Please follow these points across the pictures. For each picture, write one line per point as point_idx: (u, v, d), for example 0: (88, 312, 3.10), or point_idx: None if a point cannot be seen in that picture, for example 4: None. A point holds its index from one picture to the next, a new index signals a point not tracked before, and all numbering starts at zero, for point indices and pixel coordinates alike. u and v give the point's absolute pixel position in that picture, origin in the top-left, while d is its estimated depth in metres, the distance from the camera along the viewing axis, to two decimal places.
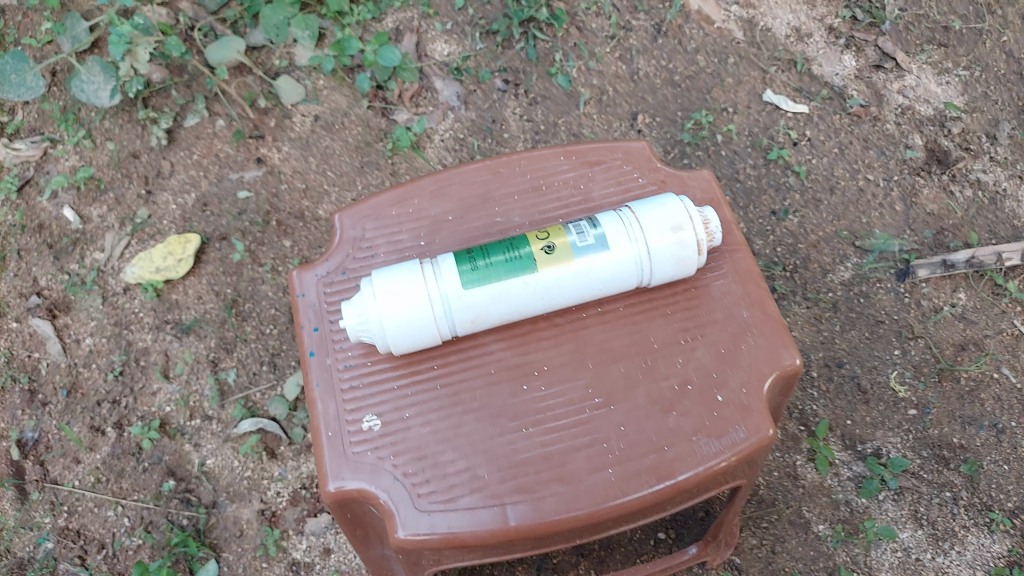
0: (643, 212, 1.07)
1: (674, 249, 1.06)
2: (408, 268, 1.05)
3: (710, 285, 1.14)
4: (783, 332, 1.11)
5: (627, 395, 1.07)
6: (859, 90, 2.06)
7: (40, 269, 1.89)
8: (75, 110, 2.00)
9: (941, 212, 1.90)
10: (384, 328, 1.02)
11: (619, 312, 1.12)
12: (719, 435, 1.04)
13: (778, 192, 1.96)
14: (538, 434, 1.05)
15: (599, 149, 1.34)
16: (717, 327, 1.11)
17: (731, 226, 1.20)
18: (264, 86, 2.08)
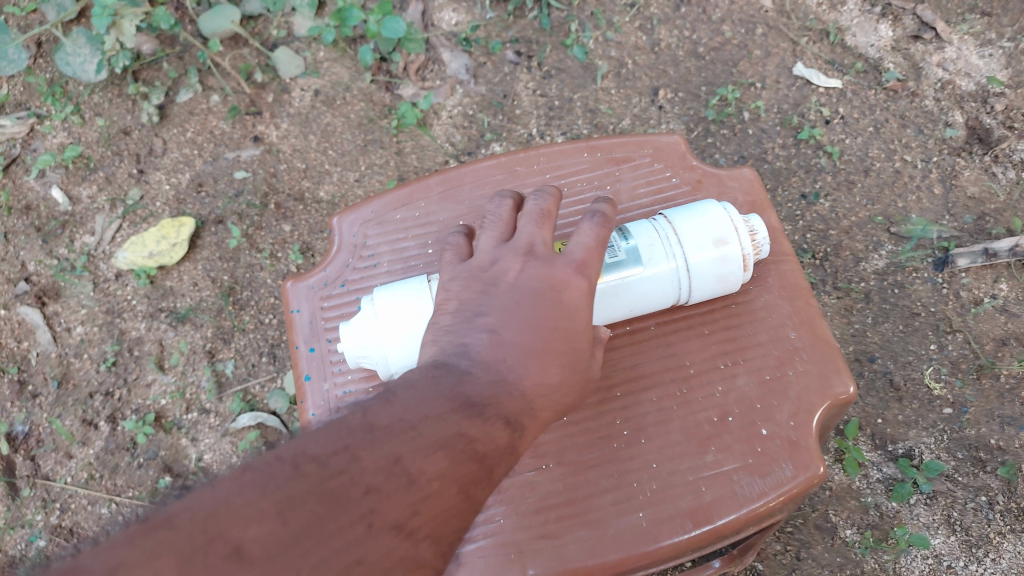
0: (682, 223, 1.02)
1: (716, 265, 1.01)
2: (417, 283, 1.04)
3: (754, 301, 1.10)
4: (834, 358, 1.07)
5: (660, 429, 1.02)
6: (896, 63, 1.92)
7: (28, 254, 1.83)
8: (62, 83, 1.93)
9: (983, 195, 1.75)
10: (384, 349, 1.00)
11: (651, 330, 1.08)
12: (763, 474, 0.99)
13: (809, 174, 1.85)
14: (560, 470, 1.00)
15: (626, 145, 1.29)
16: (761, 350, 1.07)
17: (780, 235, 1.16)
18: (260, 59, 1.98)
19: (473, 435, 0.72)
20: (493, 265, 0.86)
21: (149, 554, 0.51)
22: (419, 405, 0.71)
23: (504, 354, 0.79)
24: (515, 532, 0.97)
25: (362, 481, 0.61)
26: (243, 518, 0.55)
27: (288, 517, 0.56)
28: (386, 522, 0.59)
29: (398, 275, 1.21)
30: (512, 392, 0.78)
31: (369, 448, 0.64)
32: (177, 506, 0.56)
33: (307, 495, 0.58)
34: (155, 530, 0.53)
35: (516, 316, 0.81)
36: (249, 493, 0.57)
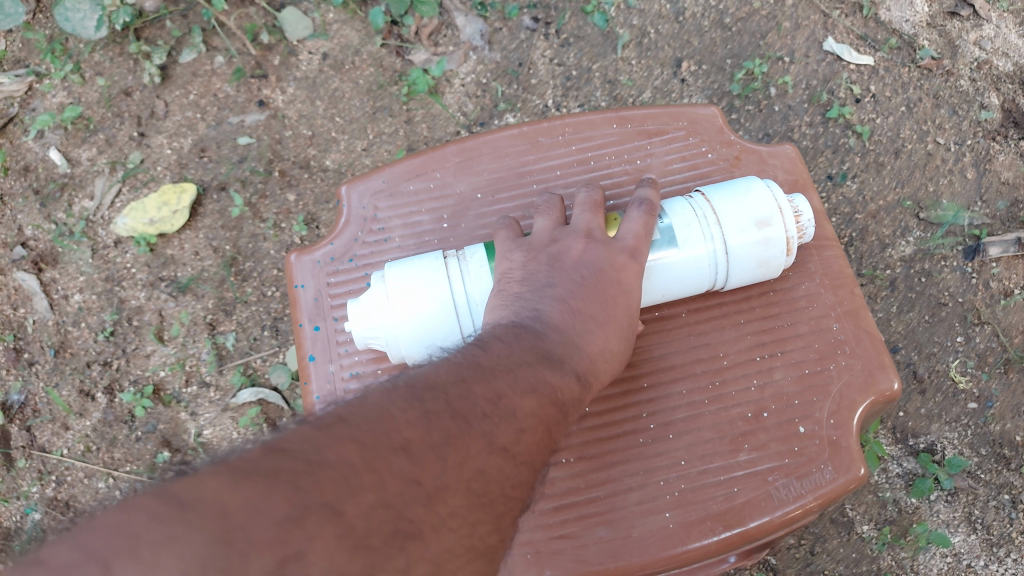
0: (722, 204, 1.00)
1: (755, 248, 0.98)
2: (431, 261, 1.00)
3: (795, 290, 1.09)
4: (879, 353, 1.06)
5: (688, 426, 1.02)
6: (931, 40, 1.82)
7: (26, 217, 1.78)
8: (62, 40, 1.86)
9: (1017, 180, 1.70)
10: (393, 334, 0.96)
11: (682, 318, 1.07)
12: (800, 476, 1.00)
13: (836, 154, 1.77)
14: (579, 464, 1.01)
15: (659, 117, 1.22)
16: (801, 343, 1.06)
17: (822, 219, 1.14)
18: (267, 19, 1.89)
19: (556, 386, 0.81)
20: (556, 243, 0.95)
21: (337, 438, 0.63)
22: (511, 355, 0.80)
23: (578, 319, 0.87)
24: (532, 532, 0.99)
25: (479, 409, 0.72)
26: (400, 423, 0.67)
27: (432, 427, 0.68)
28: (497, 445, 0.72)
29: (410, 251, 1.16)
30: (582, 354, 0.86)
31: (479, 383, 0.75)
32: (342, 409, 0.68)
33: (442, 415, 0.70)
34: (336, 424, 0.65)
35: (583, 289, 0.89)
36: (398, 404, 0.69)
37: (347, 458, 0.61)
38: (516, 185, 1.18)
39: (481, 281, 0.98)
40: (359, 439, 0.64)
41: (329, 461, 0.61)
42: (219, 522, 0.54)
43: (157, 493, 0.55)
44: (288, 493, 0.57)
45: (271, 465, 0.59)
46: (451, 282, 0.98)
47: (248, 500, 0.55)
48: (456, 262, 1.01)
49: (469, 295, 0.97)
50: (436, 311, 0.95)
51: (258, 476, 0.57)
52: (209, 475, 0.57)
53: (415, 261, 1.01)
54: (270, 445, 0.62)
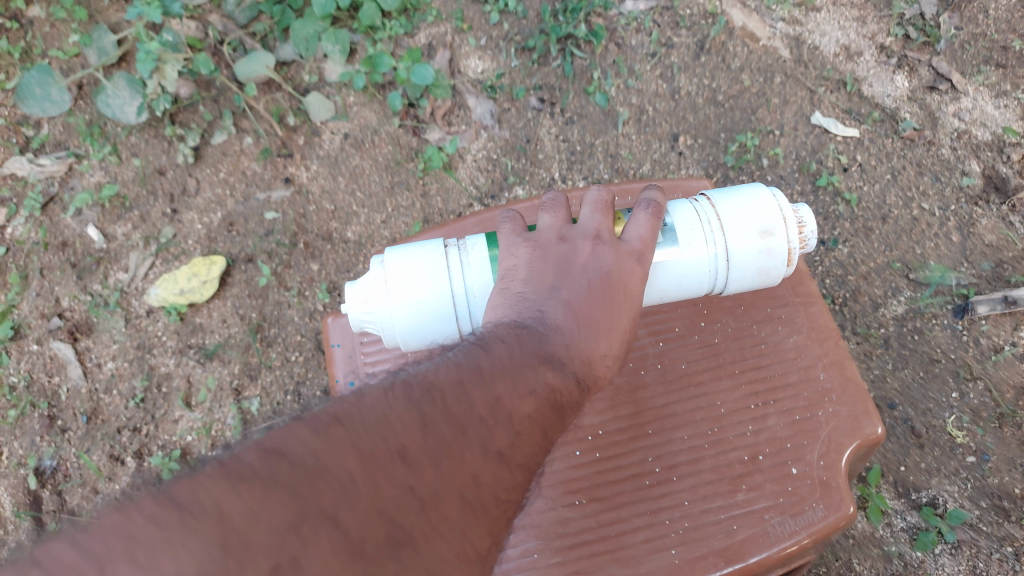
0: (730, 213, 1.08)
1: (755, 257, 1.07)
2: (428, 250, 1.06)
3: (785, 342, 1.22)
4: (863, 401, 1.17)
5: (691, 467, 1.12)
6: (913, 112, 1.97)
7: (63, 289, 1.89)
8: (100, 123, 2.00)
9: (1000, 242, 1.80)
10: (390, 316, 1.03)
11: (683, 369, 1.20)
12: (795, 514, 1.07)
13: (826, 221, 1.88)
14: (590, 506, 1.09)
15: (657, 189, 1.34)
16: (792, 391, 1.18)
17: (807, 280, 1.28)
18: (292, 102, 2.03)
19: (556, 388, 0.83)
20: (566, 244, 0.96)
21: (336, 445, 0.67)
22: (513, 358, 0.82)
23: (584, 321, 0.89)
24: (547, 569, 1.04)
25: (476, 414, 0.76)
26: (396, 429, 0.71)
27: (428, 433, 0.72)
28: (491, 450, 0.76)
29: None
30: (584, 356, 0.87)
31: (478, 386, 0.78)
32: (341, 408, 0.71)
33: (438, 421, 0.73)
34: (333, 427, 0.68)
35: (592, 291, 0.91)
36: (396, 409, 0.72)
37: (343, 466, 0.66)
38: None
39: (475, 269, 1.04)
40: (356, 446, 0.68)
41: (326, 467, 0.65)
42: (219, 526, 0.59)
43: (159, 491, 0.60)
44: (287, 501, 0.62)
45: (269, 469, 0.64)
46: (449, 268, 1.04)
47: (247, 506, 0.61)
48: (456, 249, 1.07)
49: (467, 281, 1.04)
50: (431, 295, 1.02)
51: (258, 483, 0.62)
52: (210, 477, 0.62)
53: (420, 249, 1.06)
54: (267, 447, 0.66)
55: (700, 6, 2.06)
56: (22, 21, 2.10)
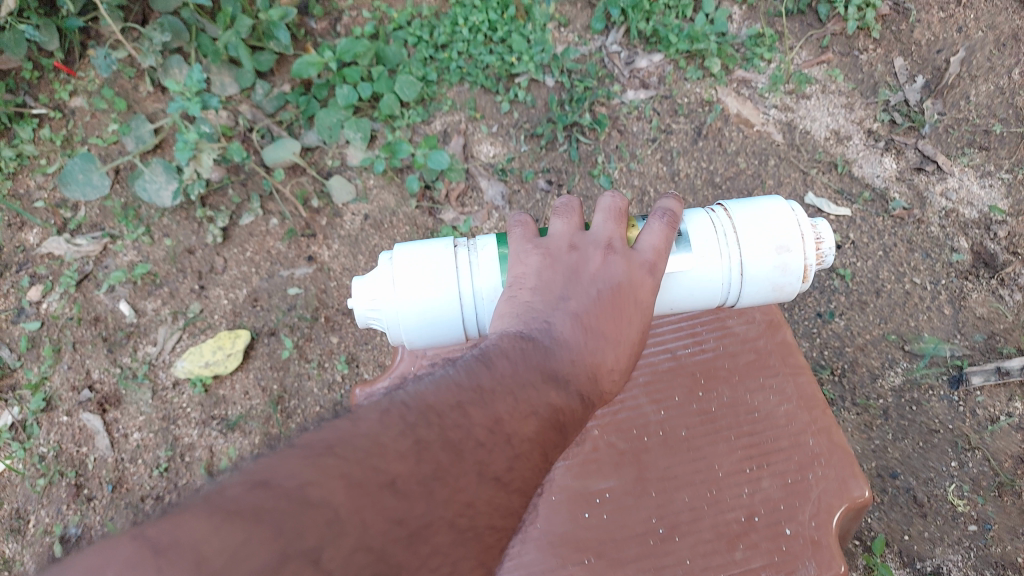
0: (748, 227, 1.20)
1: (779, 273, 1.20)
2: (435, 252, 1.19)
3: (777, 410, 1.35)
4: (850, 464, 1.28)
5: (691, 527, 1.24)
6: (901, 193, 2.10)
7: (94, 361, 2.01)
8: (135, 207, 2.14)
9: (990, 315, 1.90)
10: (398, 313, 1.18)
11: (682, 436, 1.32)
12: (789, 571, 1.20)
13: (823, 294, 1.96)
14: (599, 564, 1.21)
15: None
16: (784, 456, 1.30)
17: (794, 350, 1.40)
18: (317, 186, 2.18)
19: (558, 404, 0.95)
20: (578, 256, 1.08)
21: (327, 476, 0.75)
22: (515, 375, 0.94)
23: (593, 336, 1.01)
24: None
25: (475, 437, 0.87)
26: (389, 457, 0.80)
27: (422, 460, 0.82)
28: (489, 474, 0.86)
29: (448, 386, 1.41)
30: (588, 367, 0.99)
31: (476, 407, 0.89)
32: (340, 433, 0.81)
33: (434, 444, 0.84)
34: (328, 456, 0.77)
35: (598, 304, 1.03)
36: (391, 434, 0.83)
37: (330, 499, 0.73)
38: None
39: (481, 275, 1.18)
40: (347, 476, 0.76)
41: (316, 498, 0.73)
42: (196, 567, 0.64)
43: (138, 536, 0.66)
44: (268, 535, 0.68)
45: (255, 502, 0.71)
46: (456, 266, 1.19)
47: (226, 545, 0.66)
48: (464, 249, 1.21)
49: (472, 279, 1.18)
50: (436, 290, 1.17)
51: (241, 518, 0.68)
52: (192, 518, 0.68)
53: (430, 247, 1.21)
54: (255, 483, 0.73)
55: (698, 95, 2.25)
56: (65, 112, 2.27)
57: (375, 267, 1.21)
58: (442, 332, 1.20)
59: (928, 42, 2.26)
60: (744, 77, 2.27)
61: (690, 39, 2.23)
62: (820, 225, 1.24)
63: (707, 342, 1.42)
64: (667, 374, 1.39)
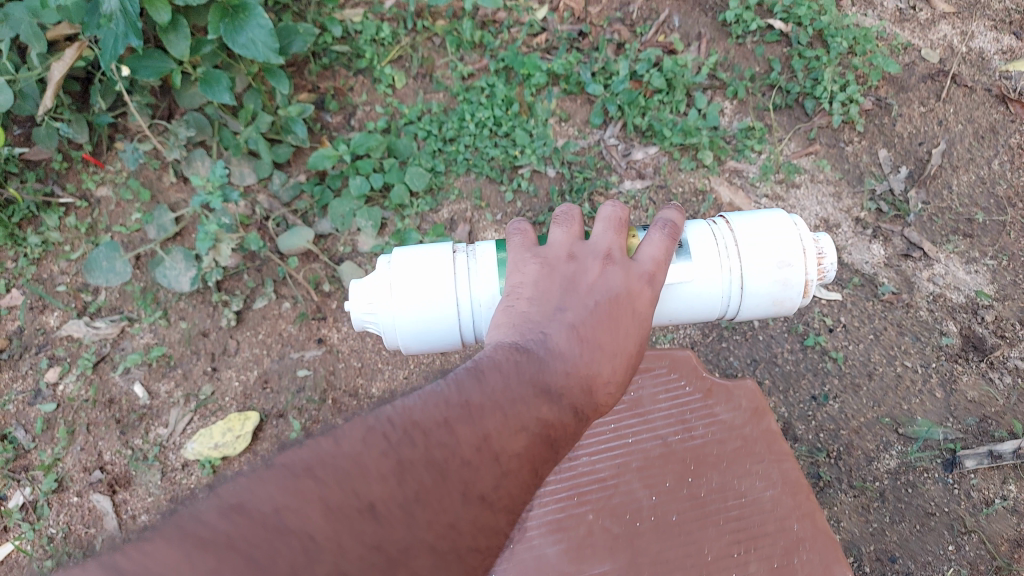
0: (749, 242, 1.35)
1: (780, 289, 1.36)
2: (434, 260, 1.32)
3: (763, 496, 1.39)
4: (833, 549, 1.32)
5: None
6: (889, 278, 2.18)
7: (106, 443, 2.11)
8: (154, 291, 2.26)
9: (982, 398, 1.97)
10: (395, 317, 1.31)
11: (673, 521, 1.36)
12: None
13: (816, 377, 2.03)
14: None
15: (648, 356, 1.56)
16: (770, 539, 1.34)
17: (779, 438, 1.46)
18: (329, 271, 2.27)
19: (549, 417, 1.03)
20: (577, 268, 1.19)
21: (305, 501, 0.82)
22: (507, 389, 1.02)
23: (590, 347, 1.10)
24: None
25: (462, 456, 0.93)
26: (369, 481, 0.87)
27: (405, 481, 0.88)
28: (475, 494, 0.93)
29: None
30: (582, 376, 1.08)
31: (462, 424, 0.96)
32: (323, 453, 0.87)
33: (417, 464, 0.90)
34: (307, 478, 0.84)
35: (596, 316, 1.13)
36: (373, 455, 0.89)
37: (306, 526, 0.81)
38: None
39: (479, 286, 1.32)
40: (325, 500, 0.83)
41: (290, 524, 0.80)
42: None
43: (114, 562, 0.74)
44: (239, 565, 0.75)
45: (229, 528, 0.78)
46: (455, 270, 1.33)
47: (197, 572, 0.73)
48: (463, 254, 1.35)
49: (470, 284, 1.32)
50: (437, 291, 1.30)
51: (214, 548, 0.76)
52: (166, 547, 0.75)
53: (431, 250, 1.35)
54: (231, 506, 0.80)
55: (691, 185, 2.41)
56: (91, 200, 2.40)
57: (379, 266, 1.35)
58: (439, 336, 1.34)
59: (910, 134, 2.43)
60: (735, 167, 2.43)
61: (683, 132, 2.39)
62: (822, 241, 1.39)
63: (698, 429, 1.47)
64: (659, 460, 1.44)
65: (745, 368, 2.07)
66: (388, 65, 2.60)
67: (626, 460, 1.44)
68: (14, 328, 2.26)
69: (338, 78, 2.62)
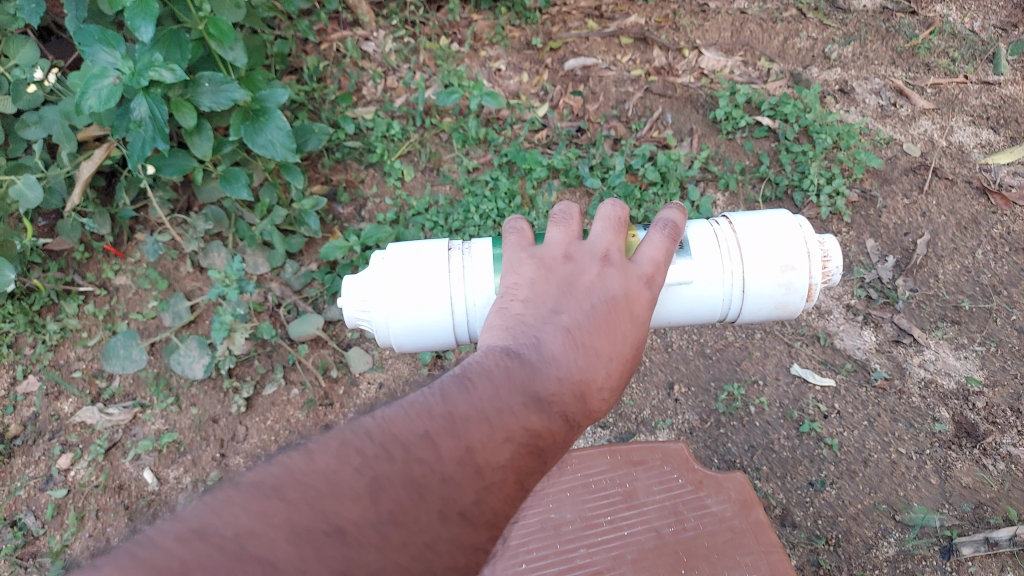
0: (751, 245, 1.38)
1: (782, 292, 1.39)
2: (428, 260, 1.35)
3: None
4: None
5: None
6: (882, 364, 2.24)
7: (114, 530, 2.14)
8: (167, 377, 2.34)
9: (976, 484, 2.00)
10: (387, 317, 1.34)
11: None
12: None
13: (813, 463, 2.08)
14: None
15: (641, 449, 1.64)
16: None
17: (766, 528, 1.49)
18: (336, 356, 2.35)
19: (537, 425, 1.02)
20: (575, 270, 1.17)
21: (271, 524, 0.81)
22: (494, 398, 1.00)
23: (587, 351, 1.08)
24: None
25: (441, 474, 0.92)
26: (341, 500, 0.85)
27: (378, 500, 0.87)
28: (456, 512, 0.92)
29: None
30: (577, 381, 1.06)
31: (444, 437, 0.95)
32: (294, 470, 0.86)
33: (393, 480, 0.89)
34: (274, 499, 0.83)
35: (594, 318, 1.10)
36: (346, 471, 0.88)
37: (269, 552, 0.79)
38: (535, 503, 1.55)
39: (472, 285, 1.34)
40: (291, 522, 0.82)
41: (251, 548, 0.79)
42: None
43: None
44: None
45: (187, 551, 0.77)
46: (450, 268, 1.35)
47: None
48: (458, 251, 1.38)
49: (464, 283, 1.34)
50: (431, 287, 1.33)
51: None
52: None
53: (426, 247, 1.37)
54: (191, 531, 0.79)
55: None
56: (109, 288, 2.51)
57: (373, 263, 1.37)
58: (432, 335, 1.36)
59: (895, 225, 2.55)
60: None
61: None
62: (826, 244, 1.42)
63: (689, 521, 1.52)
64: (652, 552, 1.47)
65: (743, 453, 2.12)
66: (398, 160, 2.76)
67: (621, 552, 1.47)
68: (29, 414, 2.32)
69: (350, 171, 2.77)
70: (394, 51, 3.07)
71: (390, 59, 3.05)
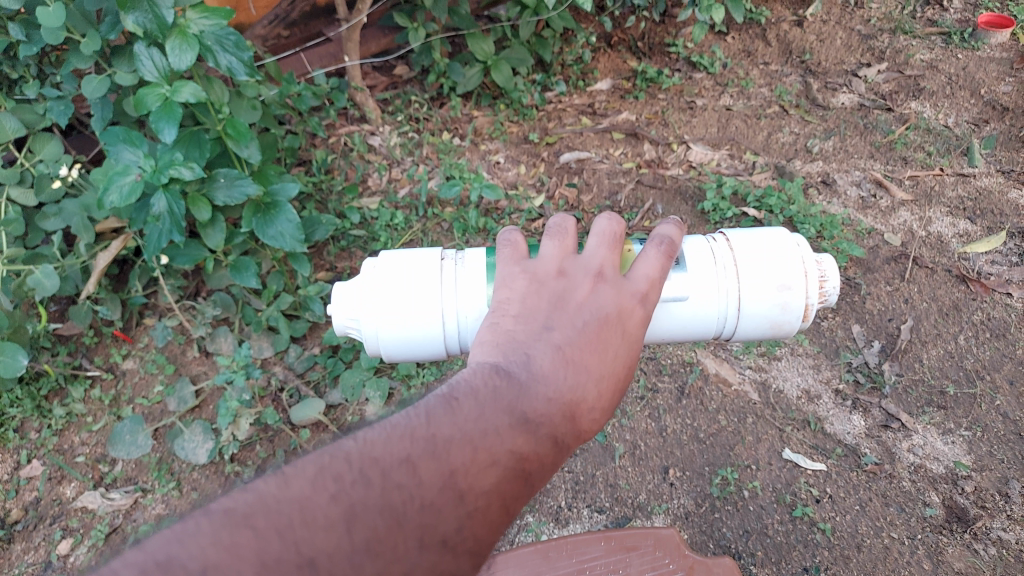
0: (748, 263, 1.44)
1: (778, 312, 1.44)
2: (420, 269, 1.41)
3: None
4: None
5: None
6: (871, 448, 2.29)
7: None
8: (169, 462, 2.37)
9: (969, 569, 2.02)
10: (380, 327, 1.40)
11: None
12: None
13: (807, 548, 2.09)
14: None
15: (634, 535, 1.67)
16: None
17: None
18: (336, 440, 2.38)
19: (522, 447, 1.06)
20: (568, 290, 1.25)
21: (239, 556, 0.86)
22: (479, 418, 1.06)
23: (577, 367, 1.15)
24: None
25: (421, 500, 0.97)
26: (314, 529, 0.90)
27: (352, 530, 0.92)
28: (437, 539, 0.96)
29: None
30: (565, 397, 1.12)
31: (424, 461, 0.99)
32: (268, 497, 0.92)
33: (369, 506, 0.94)
34: (244, 528, 0.88)
35: (583, 337, 1.18)
36: (321, 499, 0.93)
37: None
38: None
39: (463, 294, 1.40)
40: (261, 554, 0.87)
41: None
42: None
43: None
44: None
45: None
46: (443, 278, 1.41)
47: None
48: (451, 260, 1.44)
49: (455, 292, 1.40)
50: (423, 294, 1.39)
51: None
52: None
53: (420, 255, 1.44)
54: (156, 565, 0.84)
55: (679, 357, 2.56)
56: (116, 373, 2.59)
57: (366, 271, 1.43)
58: (426, 345, 1.42)
59: (879, 311, 2.65)
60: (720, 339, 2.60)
61: None
62: (823, 265, 1.47)
63: None
64: None
65: (737, 539, 2.13)
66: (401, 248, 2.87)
67: None
68: (31, 499, 2.34)
69: (354, 258, 2.88)
70: (399, 145, 3.25)
71: (396, 152, 3.22)
